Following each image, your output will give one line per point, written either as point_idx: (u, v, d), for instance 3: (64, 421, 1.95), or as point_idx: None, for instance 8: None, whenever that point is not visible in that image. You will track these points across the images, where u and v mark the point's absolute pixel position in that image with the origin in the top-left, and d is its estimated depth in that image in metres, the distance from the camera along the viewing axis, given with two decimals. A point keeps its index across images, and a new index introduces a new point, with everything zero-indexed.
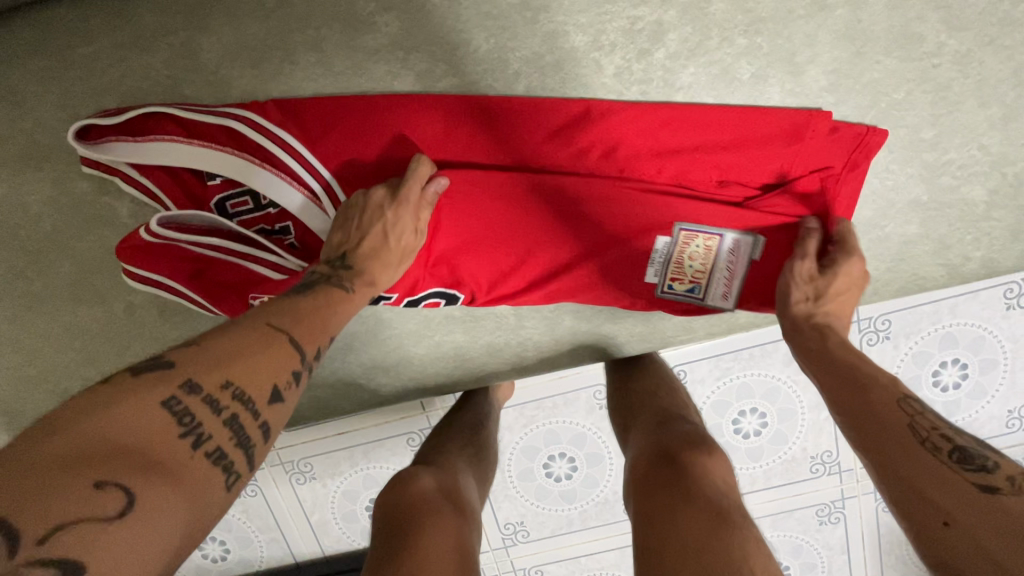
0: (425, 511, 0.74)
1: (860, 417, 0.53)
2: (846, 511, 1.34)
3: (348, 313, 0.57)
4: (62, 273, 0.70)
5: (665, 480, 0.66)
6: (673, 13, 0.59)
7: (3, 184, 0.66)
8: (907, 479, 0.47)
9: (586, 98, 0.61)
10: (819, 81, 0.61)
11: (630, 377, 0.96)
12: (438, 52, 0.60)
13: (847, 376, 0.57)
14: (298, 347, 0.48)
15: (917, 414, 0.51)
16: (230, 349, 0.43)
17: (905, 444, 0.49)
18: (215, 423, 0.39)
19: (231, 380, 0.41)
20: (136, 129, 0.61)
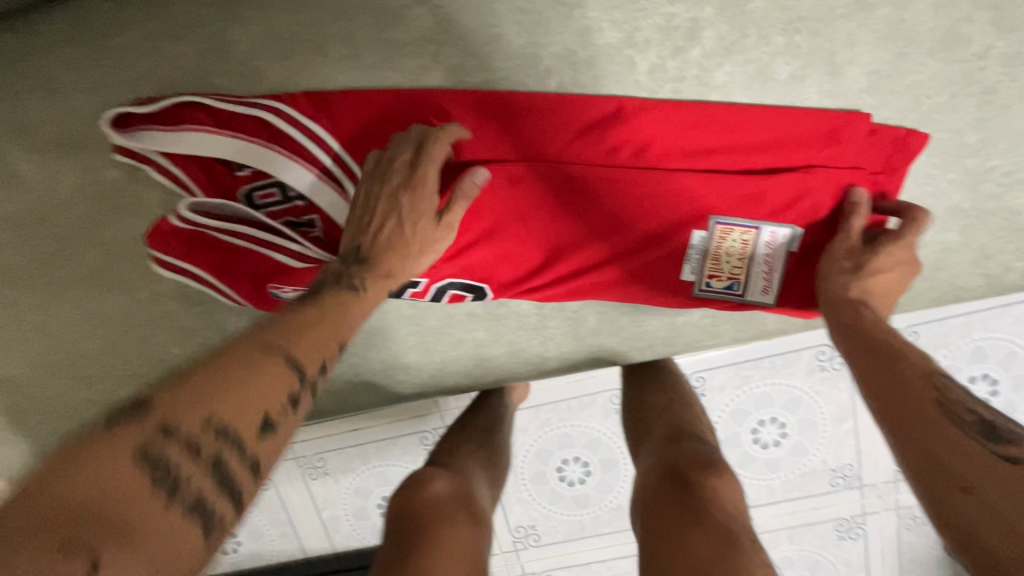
0: (438, 515, 0.73)
1: (884, 382, 0.50)
2: (867, 527, 1.31)
3: (362, 313, 0.53)
4: (90, 260, 0.70)
5: (673, 502, 0.65)
6: (710, 10, 0.58)
7: (34, 172, 0.66)
8: (925, 446, 0.44)
9: (618, 95, 0.61)
10: (859, 83, 0.59)
11: (648, 388, 0.94)
12: (470, 46, 0.60)
13: (876, 346, 0.53)
14: (298, 367, 0.43)
15: (945, 389, 0.47)
16: (218, 377, 0.39)
17: (925, 413, 0.46)
18: (197, 469, 0.35)
19: (214, 413, 0.37)
20: (168, 117, 0.62)
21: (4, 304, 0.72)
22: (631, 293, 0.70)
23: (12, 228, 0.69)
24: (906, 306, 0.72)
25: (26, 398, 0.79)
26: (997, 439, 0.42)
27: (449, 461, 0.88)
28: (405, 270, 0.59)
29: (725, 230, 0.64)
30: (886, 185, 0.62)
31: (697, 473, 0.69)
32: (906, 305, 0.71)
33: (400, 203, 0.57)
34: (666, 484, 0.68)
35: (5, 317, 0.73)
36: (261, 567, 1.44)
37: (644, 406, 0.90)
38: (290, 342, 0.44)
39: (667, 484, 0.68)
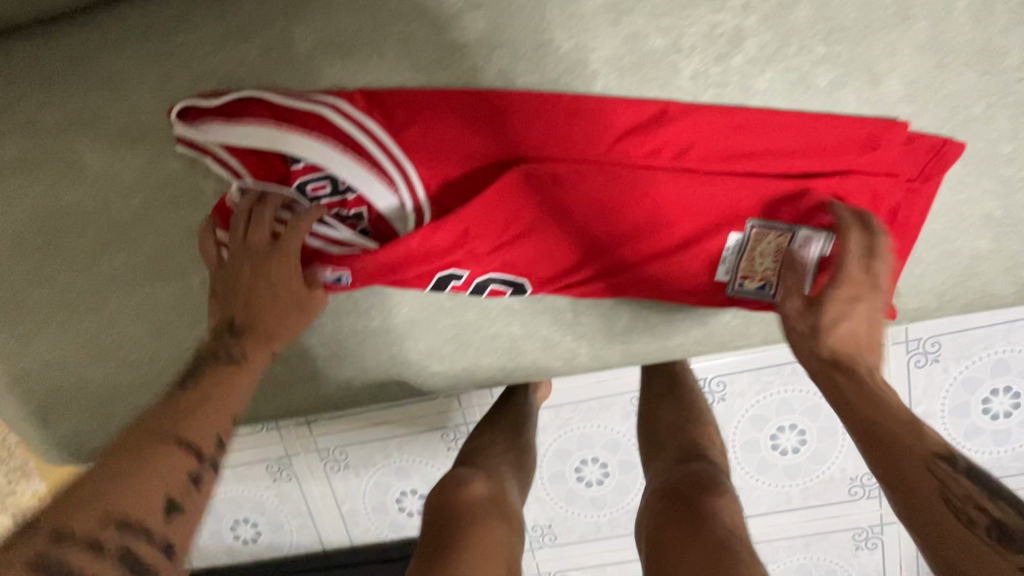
0: (475, 515, 0.75)
1: (896, 484, 0.49)
2: (885, 537, 1.31)
3: (246, 383, 0.59)
4: (146, 247, 0.73)
5: (680, 511, 0.73)
6: (754, 19, 0.60)
7: (97, 160, 0.69)
8: (957, 566, 0.44)
9: (662, 99, 0.63)
10: (897, 91, 0.61)
11: (660, 404, 1.00)
12: (521, 49, 0.62)
13: (869, 431, 0.52)
14: (194, 449, 0.50)
15: (952, 477, 0.48)
16: (113, 475, 0.44)
17: (943, 524, 0.46)
18: (105, 564, 0.40)
19: (114, 512, 0.42)
20: (230, 112, 0.65)
21: (63, 288, 0.75)
22: (666, 291, 0.71)
23: (74, 214, 0.72)
24: (936, 313, 0.73)
25: (74, 381, 0.81)
26: (1007, 541, 0.44)
27: (477, 461, 0.90)
28: (291, 330, 0.66)
29: (760, 232, 0.67)
30: (923, 195, 0.64)
31: (702, 490, 0.76)
32: (936, 311, 0.72)
33: (267, 279, 0.65)
34: (673, 498, 0.77)
35: (63, 300, 0.76)
36: (280, 558, 1.45)
37: (661, 424, 0.96)
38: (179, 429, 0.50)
39: (674, 499, 0.76)
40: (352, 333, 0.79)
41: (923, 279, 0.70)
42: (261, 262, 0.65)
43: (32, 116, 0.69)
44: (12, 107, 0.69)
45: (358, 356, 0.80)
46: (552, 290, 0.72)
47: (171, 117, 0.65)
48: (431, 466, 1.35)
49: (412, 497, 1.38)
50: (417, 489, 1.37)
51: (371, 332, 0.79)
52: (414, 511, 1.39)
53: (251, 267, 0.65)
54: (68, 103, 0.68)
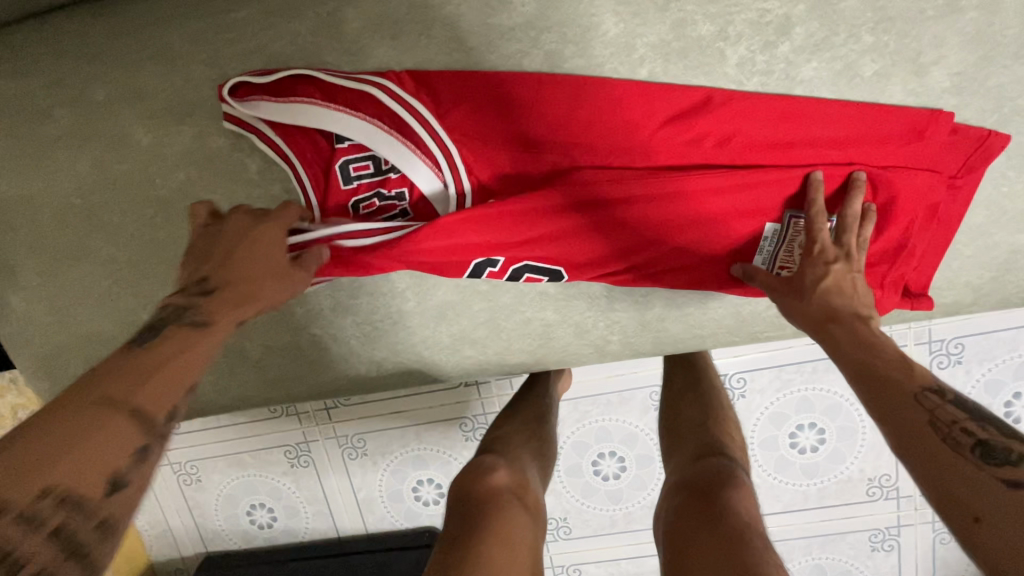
0: (501, 503, 0.69)
1: (883, 416, 0.51)
2: (901, 539, 1.30)
3: (210, 349, 0.53)
4: (188, 224, 0.74)
5: (697, 519, 0.66)
6: (803, 7, 0.60)
7: (144, 135, 0.70)
8: (939, 482, 0.44)
9: (708, 86, 0.63)
10: (942, 83, 0.61)
11: (682, 398, 0.91)
12: (568, 33, 0.63)
13: (865, 373, 0.55)
14: (145, 418, 0.46)
15: (938, 405, 0.49)
16: (48, 445, 0.41)
17: (925, 444, 0.47)
18: (35, 542, 0.39)
19: (49, 486, 0.39)
20: (278, 90, 0.66)
21: (105, 262, 0.76)
22: (699, 280, 0.72)
23: (120, 189, 0.73)
24: (972, 308, 0.73)
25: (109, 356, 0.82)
26: (994, 460, 0.43)
27: (502, 448, 0.84)
28: (271, 301, 0.60)
29: (798, 224, 0.67)
30: (963, 186, 0.64)
31: (722, 490, 0.69)
32: (971, 306, 0.72)
33: (251, 244, 0.60)
34: (693, 502, 0.68)
35: (104, 273, 0.77)
36: (295, 543, 1.46)
37: (681, 419, 0.87)
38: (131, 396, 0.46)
39: (691, 502, 0.68)
40: (386, 314, 0.79)
41: (960, 273, 0.70)
42: (247, 228, 0.61)
43: (79, 90, 0.69)
44: (59, 80, 0.69)
45: (391, 338, 0.81)
46: (589, 277, 0.72)
47: (220, 93, 0.66)
48: (448, 455, 1.35)
49: (428, 486, 1.39)
50: (434, 479, 1.38)
51: (406, 314, 0.79)
52: (430, 501, 1.39)
53: (238, 232, 0.61)
54: (115, 78, 0.68)
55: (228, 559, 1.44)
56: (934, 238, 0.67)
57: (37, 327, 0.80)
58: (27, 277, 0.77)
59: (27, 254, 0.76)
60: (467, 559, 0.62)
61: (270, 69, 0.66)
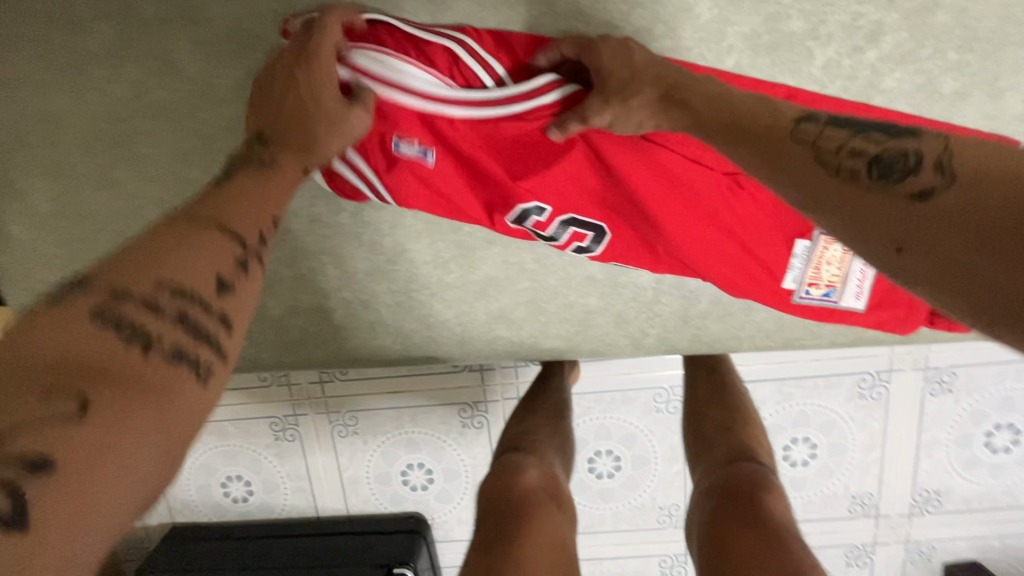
0: (535, 503, 0.67)
1: (785, 171, 0.45)
2: (875, 556, 1.34)
3: (288, 184, 0.50)
4: (226, 164, 0.69)
5: (735, 520, 0.62)
6: (896, 16, 0.60)
7: (190, 62, 0.65)
8: (853, 216, 0.40)
9: (792, 85, 0.63)
10: (1014, 109, 0.63)
11: (707, 403, 0.87)
12: (661, 11, 0.61)
13: (764, 151, 0.47)
14: (236, 235, 0.41)
15: (822, 137, 0.45)
16: (158, 245, 0.37)
17: (827, 187, 0.42)
18: (164, 333, 0.34)
19: (164, 276, 0.35)
20: (345, 34, 0.60)
21: (127, 195, 0.70)
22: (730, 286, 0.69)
23: (152, 116, 0.67)
24: None
25: None
26: (897, 176, 0.40)
27: (524, 442, 0.82)
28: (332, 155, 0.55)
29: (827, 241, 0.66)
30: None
31: (757, 493, 0.65)
32: None
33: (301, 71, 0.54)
34: (726, 504, 0.65)
35: (122, 208, 0.71)
36: (269, 520, 1.39)
37: (706, 425, 0.83)
38: (220, 214, 0.41)
39: (723, 503, 0.65)
40: (424, 284, 0.76)
41: None
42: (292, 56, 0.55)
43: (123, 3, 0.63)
44: None
45: (425, 310, 0.78)
46: (625, 258, 0.68)
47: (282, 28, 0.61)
48: (443, 441, 1.32)
49: (417, 470, 1.34)
50: (424, 463, 1.34)
51: (445, 286, 0.76)
52: (418, 485, 1.35)
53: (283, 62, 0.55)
54: None
55: (196, 531, 1.37)
56: None
57: (41, 259, 0.74)
58: (38, 203, 0.71)
59: (38, 178, 0.70)
60: (504, 560, 0.58)
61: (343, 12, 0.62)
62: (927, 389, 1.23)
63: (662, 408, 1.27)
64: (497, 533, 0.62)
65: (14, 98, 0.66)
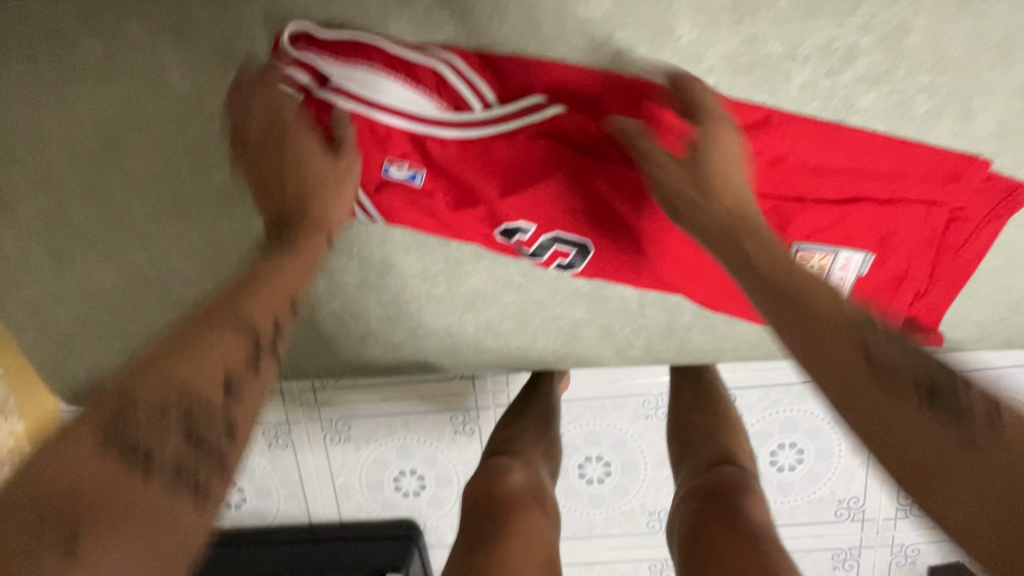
0: (519, 503, 0.69)
1: (829, 363, 0.46)
2: (861, 559, 1.36)
3: (303, 263, 0.56)
4: (217, 180, 0.70)
5: (715, 523, 0.63)
6: (871, 38, 0.62)
7: (181, 80, 0.66)
8: (893, 436, 0.42)
9: (769, 106, 0.65)
10: (986, 129, 0.64)
11: (692, 410, 0.89)
12: (643, 33, 0.62)
13: (813, 329, 0.47)
14: (251, 328, 0.46)
15: (869, 341, 0.46)
16: (177, 355, 0.42)
17: (875, 401, 0.43)
18: (168, 443, 0.39)
19: (170, 387, 0.40)
20: (339, 51, 0.63)
21: (119, 211, 0.71)
22: (711, 300, 0.72)
23: (143, 133, 0.68)
24: (976, 344, 0.76)
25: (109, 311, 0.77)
26: (949, 413, 0.42)
27: (512, 449, 0.83)
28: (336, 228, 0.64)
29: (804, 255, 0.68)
30: (978, 236, 0.68)
31: (735, 497, 0.67)
32: (975, 342, 0.76)
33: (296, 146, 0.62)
34: (706, 507, 0.67)
35: (114, 223, 0.72)
36: (262, 527, 1.40)
37: (690, 431, 0.85)
38: (238, 309, 0.47)
39: (703, 507, 0.67)
40: (413, 297, 0.77)
41: (972, 311, 0.74)
42: (280, 132, 0.62)
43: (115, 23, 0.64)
44: (90, 11, 0.63)
45: (414, 321, 0.79)
46: (607, 274, 0.71)
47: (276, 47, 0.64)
48: (435, 448, 1.33)
49: (409, 477, 1.35)
50: (416, 470, 1.35)
51: (433, 299, 0.77)
52: (410, 492, 1.36)
53: (273, 133, 0.63)
54: (153, 16, 0.63)
55: None
56: (937, 269, 0.70)
57: (33, 273, 0.75)
58: (30, 217, 0.72)
59: (30, 193, 0.71)
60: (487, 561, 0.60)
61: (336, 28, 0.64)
62: None
63: (652, 415, 1.29)
64: (481, 534, 0.64)
65: (5, 115, 0.67)
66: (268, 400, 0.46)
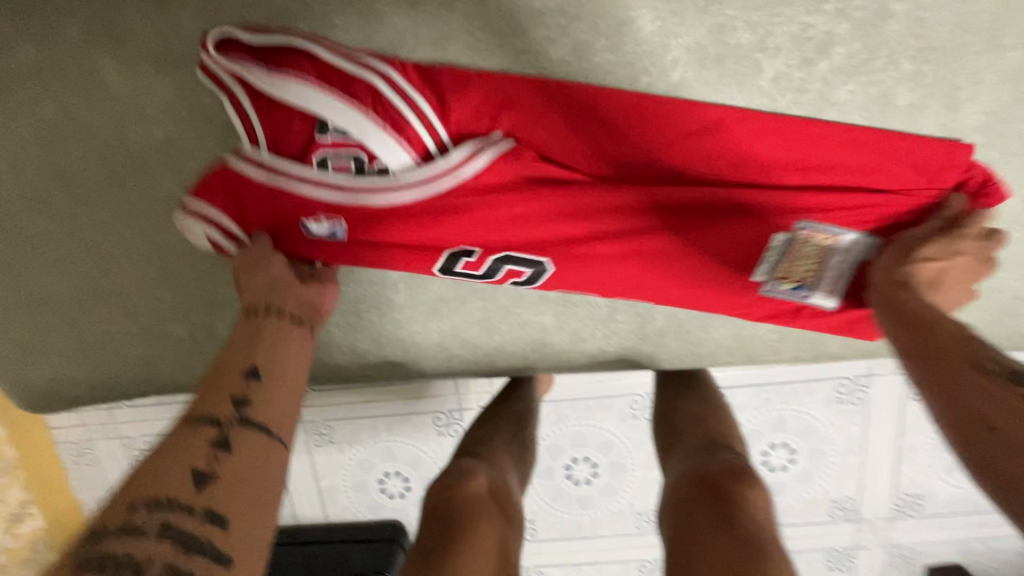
0: (477, 513, 0.65)
1: (923, 348, 0.49)
2: (856, 560, 1.28)
3: (259, 339, 0.56)
4: (164, 186, 0.67)
5: (703, 514, 0.56)
6: (847, 26, 0.57)
7: (122, 83, 0.63)
8: (963, 402, 0.44)
9: (726, 103, 0.60)
10: (974, 121, 0.60)
11: (679, 398, 0.84)
12: (602, 25, 0.59)
13: (912, 317, 0.53)
14: (207, 422, 0.48)
15: (966, 339, 0.48)
16: (142, 472, 0.44)
17: (957, 370, 0.46)
18: (150, 543, 0.40)
19: (136, 498, 0.41)
20: (269, 61, 0.59)
21: (65, 220, 0.69)
22: (676, 299, 0.69)
23: (85, 140, 0.65)
24: None
25: (62, 322, 0.75)
26: None
27: (481, 453, 0.81)
28: (287, 310, 0.60)
29: (809, 234, 0.64)
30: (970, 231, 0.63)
31: (729, 483, 0.59)
32: None
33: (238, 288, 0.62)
34: (693, 495, 0.59)
35: (61, 232, 0.70)
36: None
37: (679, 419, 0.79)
38: (193, 415, 0.49)
39: (691, 494, 0.59)
40: (374, 304, 0.75)
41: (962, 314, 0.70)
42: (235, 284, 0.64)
43: (46, 23, 0.61)
44: (24, 10, 0.61)
45: (376, 329, 0.76)
46: (570, 287, 0.69)
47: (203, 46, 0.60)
48: (419, 449, 1.31)
49: (394, 479, 1.34)
50: (400, 472, 1.33)
51: (394, 306, 0.75)
52: (396, 494, 1.35)
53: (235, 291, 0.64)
54: (90, 15, 0.61)
55: None
56: None
57: None
58: None
59: None
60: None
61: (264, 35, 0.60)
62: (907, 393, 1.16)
63: (639, 415, 1.26)
64: (433, 549, 0.61)
65: None
66: (256, 469, 0.46)
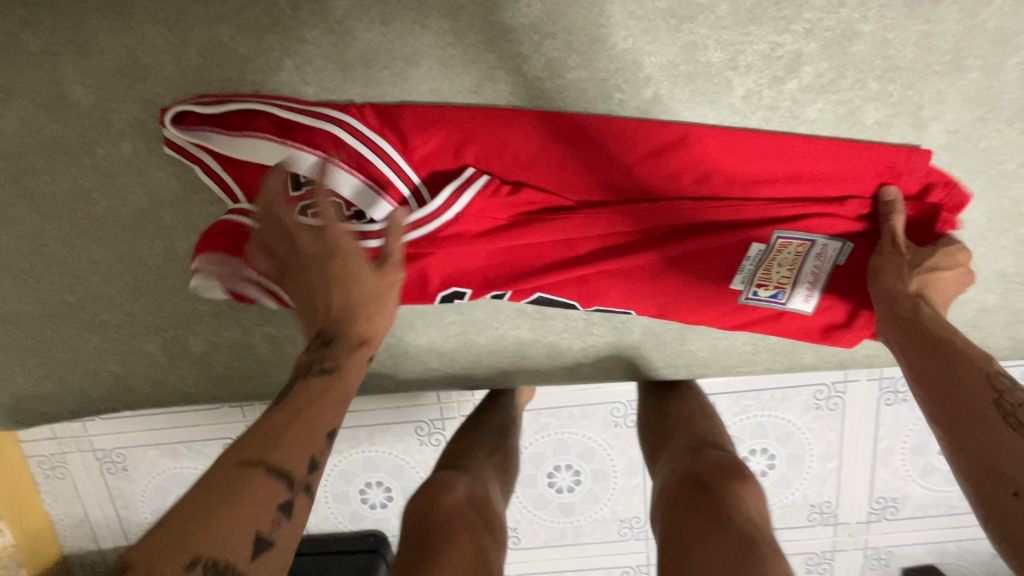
0: (455, 526, 0.64)
1: (945, 386, 0.51)
2: (834, 563, 1.29)
3: (343, 397, 0.49)
4: (132, 200, 0.66)
5: (695, 514, 0.55)
6: (815, 45, 0.58)
7: (87, 96, 0.62)
8: (986, 454, 0.45)
9: (683, 123, 0.61)
10: (939, 139, 0.61)
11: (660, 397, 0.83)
12: (575, 42, 0.59)
13: (936, 350, 0.54)
14: (283, 474, 0.41)
15: (999, 387, 0.49)
16: (201, 512, 0.37)
17: (981, 420, 0.47)
18: None
19: (201, 552, 0.35)
20: (232, 124, 0.61)
21: (29, 234, 0.67)
22: (664, 312, 0.69)
23: (50, 153, 0.64)
24: None
25: (28, 338, 0.73)
26: None
27: (460, 464, 0.80)
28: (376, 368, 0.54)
29: (783, 244, 0.64)
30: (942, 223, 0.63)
31: (721, 483, 0.58)
32: None
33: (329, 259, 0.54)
34: (684, 494, 0.58)
35: (25, 246, 0.68)
36: None
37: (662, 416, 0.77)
38: (270, 454, 0.41)
39: (683, 495, 0.58)
40: None
41: None
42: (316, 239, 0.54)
43: (6, 34, 0.59)
44: None
45: None
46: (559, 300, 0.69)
47: (164, 119, 0.61)
48: (401, 459, 1.30)
49: (376, 489, 1.33)
50: (382, 482, 1.32)
51: None
52: (377, 504, 1.34)
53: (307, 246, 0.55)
54: (52, 27, 0.59)
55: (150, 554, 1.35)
56: None
57: None
58: None
59: None
60: None
61: (221, 100, 0.61)
62: (883, 398, 1.18)
63: (620, 423, 1.27)
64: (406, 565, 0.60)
65: None
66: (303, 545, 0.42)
